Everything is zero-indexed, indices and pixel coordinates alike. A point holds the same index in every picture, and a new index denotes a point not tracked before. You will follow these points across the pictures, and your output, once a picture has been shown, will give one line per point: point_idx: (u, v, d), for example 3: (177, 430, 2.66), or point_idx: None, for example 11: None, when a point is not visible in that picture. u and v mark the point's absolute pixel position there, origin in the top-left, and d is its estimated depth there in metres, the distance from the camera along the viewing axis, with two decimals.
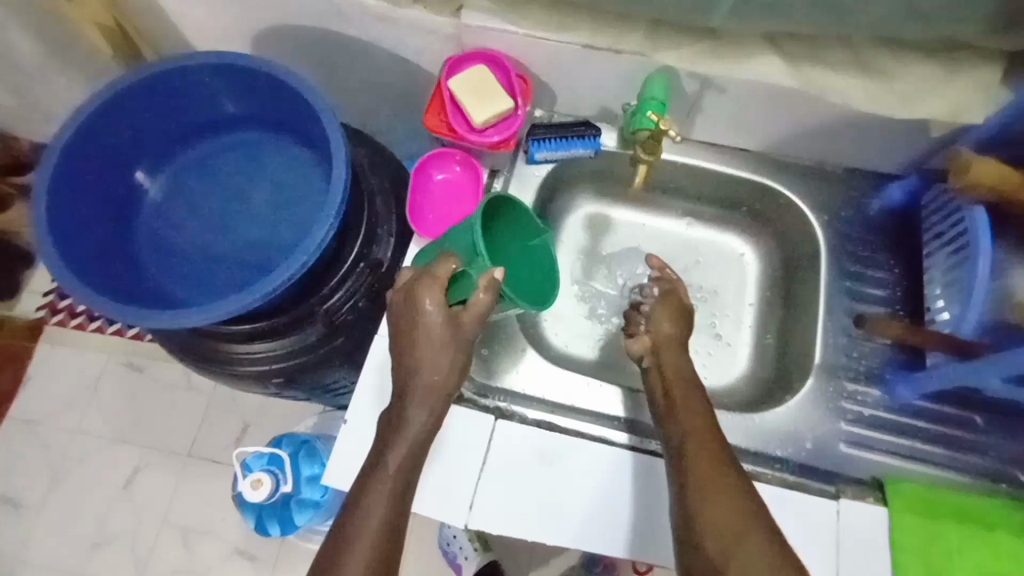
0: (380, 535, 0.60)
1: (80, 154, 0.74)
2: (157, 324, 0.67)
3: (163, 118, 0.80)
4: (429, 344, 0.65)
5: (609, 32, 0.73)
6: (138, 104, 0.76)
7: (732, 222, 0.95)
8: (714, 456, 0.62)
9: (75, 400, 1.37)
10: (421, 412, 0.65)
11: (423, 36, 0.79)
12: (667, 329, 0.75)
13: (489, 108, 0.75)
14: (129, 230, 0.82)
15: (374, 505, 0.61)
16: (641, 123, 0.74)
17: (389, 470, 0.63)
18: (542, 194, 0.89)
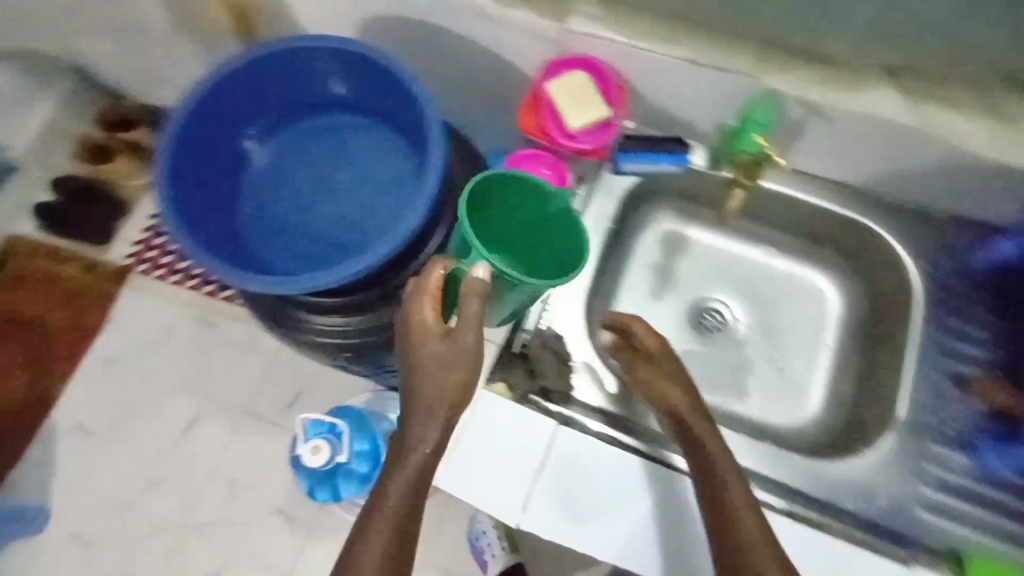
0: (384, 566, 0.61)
1: (199, 119, 0.78)
2: (248, 287, 0.70)
3: (278, 93, 0.84)
4: (427, 360, 0.61)
5: (717, 49, 0.70)
6: (256, 78, 0.80)
7: (818, 258, 0.90)
8: (736, 486, 0.64)
9: (149, 345, 1.46)
10: (424, 432, 0.61)
11: (526, 38, 0.79)
12: (677, 396, 0.71)
13: (586, 116, 0.75)
14: (234, 195, 0.86)
15: (377, 538, 0.61)
16: (744, 146, 0.72)
17: (391, 499, 0.61)
18: (623, 207, 0.87)
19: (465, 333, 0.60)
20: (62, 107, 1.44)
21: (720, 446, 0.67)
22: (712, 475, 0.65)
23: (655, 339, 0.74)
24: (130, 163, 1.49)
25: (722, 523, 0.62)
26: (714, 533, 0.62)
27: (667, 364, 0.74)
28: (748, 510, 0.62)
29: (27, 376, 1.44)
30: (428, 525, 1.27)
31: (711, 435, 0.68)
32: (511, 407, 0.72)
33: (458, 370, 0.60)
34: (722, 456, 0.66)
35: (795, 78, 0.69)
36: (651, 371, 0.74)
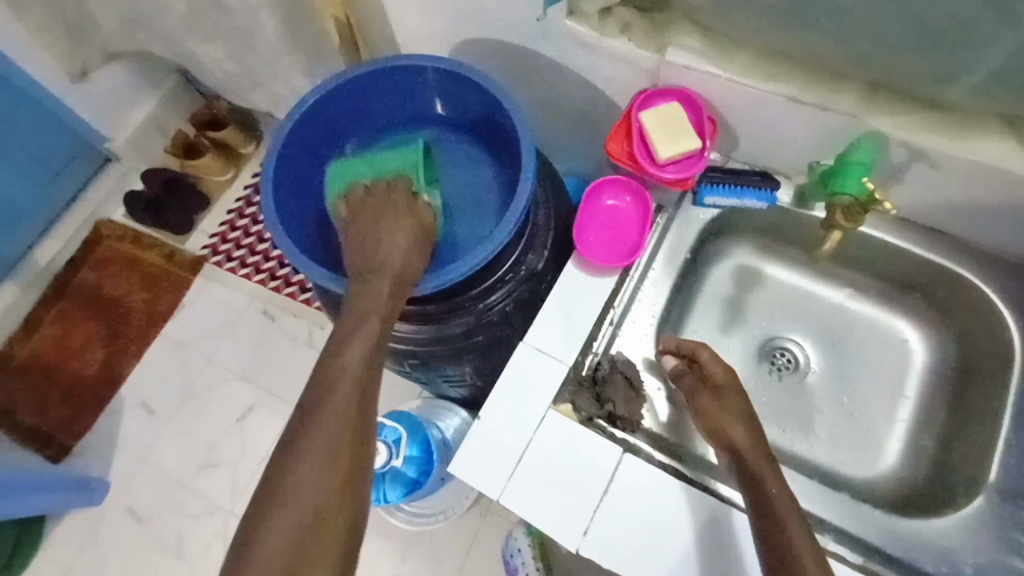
0: (344, 430, 0.59)
1: (306, 129, 0.84)
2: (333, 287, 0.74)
3: (378, 108, 0.89)
4: (389, 228, 0.73)
5: (819, 89, 0.71)
6: (364, 89, 0.85)
7: (903, 305, 0.87)
8: (801, 533, 0.59)
9: (216, 332, 1.53)
10: (380, 292, 0.68)
11: (619, 65, 0.81)
12: (735, 430, 0.70)
13: (676, 145, 0.75)
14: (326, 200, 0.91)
15: (337, 392, 0.61)
16: (851, 187, 0.71)
17: (351, 355, 0.63)
18: (702, 238, 0.86)
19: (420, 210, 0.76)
20: (164, 106, 1.55)
21: (782, 484, 0.64)
22: (775, 522, 0.60)
23: (719, 367, 0.74)
24: (215, 161, 1.55)
25: (779, 565, 0.57)
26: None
27: (730, 398, 0.72)
28: (812, 553, 0.57)
29: (103, 352, 1.52)
30: (464, 538, 1.26)
31: (773, 474, 0.65)
32: (577, 429, 0.72)
33: (416, 240, 0.73)
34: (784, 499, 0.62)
35: (903, 121, 0.69)
36: (712, 403, 0.73)
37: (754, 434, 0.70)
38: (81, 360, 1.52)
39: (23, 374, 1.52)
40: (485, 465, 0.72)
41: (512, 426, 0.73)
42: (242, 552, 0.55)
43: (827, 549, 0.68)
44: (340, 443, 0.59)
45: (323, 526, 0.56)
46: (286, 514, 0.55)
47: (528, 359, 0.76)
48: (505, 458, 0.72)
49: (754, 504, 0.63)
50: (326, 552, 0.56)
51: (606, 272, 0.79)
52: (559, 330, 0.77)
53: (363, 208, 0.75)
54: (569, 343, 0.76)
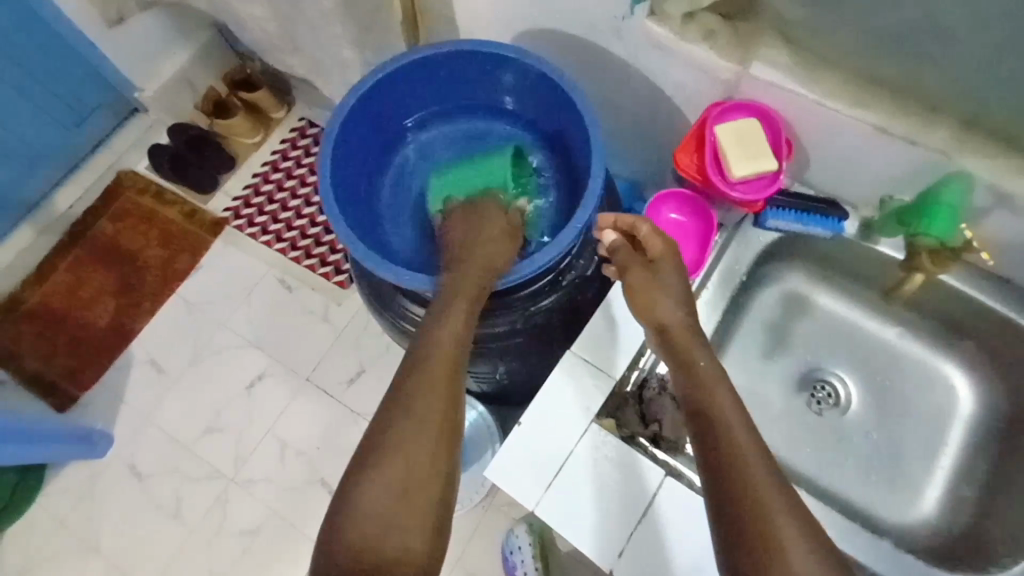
0: (445, 392, 0.60)
1: (368, 105, 0.82)
2: (382, 273, 0.73)
3: (442, 92, 0.87)
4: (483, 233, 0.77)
5: (910, 120, 0.68)
6: (437, 71, 0.83)
7: (952, 348, 0.84)
8: (748, 443, 0.54)
9: (232, 296, 1.50)
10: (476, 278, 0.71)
11: (694, 74, 0.78)
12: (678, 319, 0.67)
13: (750, 164, 0.72)
14: (375, 182, 0.89)
15: (437, 355, 0.63)
16: (952, 236, 0.70)
17: (452, 323, 0.66)
18: (758, 259, 0.83)
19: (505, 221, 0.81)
20: (198, 60, 1.51)
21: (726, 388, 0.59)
22: (711, 426, 0.56)
23: (658, 240, 0.71)
24: (243, 123, 1.52)
25: (723, 478, 0.52)
26: (713, 484, 0.53)
27: (664, 278, 0.70)
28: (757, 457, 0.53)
29: (116, 306, 1.50)
30: (464, 532, 1.24)
31: (717, 377, 0.60)
32: (619, 445, 0.70)
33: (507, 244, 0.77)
34: (729, 404, 0.58)
35: (995, 164, 0.66)
36: (644, 278, 0.70)
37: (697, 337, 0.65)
38: (92, 311, 1.50)
39: (33, 320, 1.50)
40: (521, 473, 0.70)
41: (552, 436, 0.71)
42: (338, 508, 0.54)
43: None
44: (436, 404, 0.59)
45: (422, 484, 0.55)
46: (382, 478, 0.54)
47: (574, 369, 0.73)
48: (544, 469, 0.70)
49: (700, 409, 0.58)
50: (416, 519, 0.53)
51: None
52: (608, 342, 0.74)
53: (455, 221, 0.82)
54: (616, 357, 0.74)
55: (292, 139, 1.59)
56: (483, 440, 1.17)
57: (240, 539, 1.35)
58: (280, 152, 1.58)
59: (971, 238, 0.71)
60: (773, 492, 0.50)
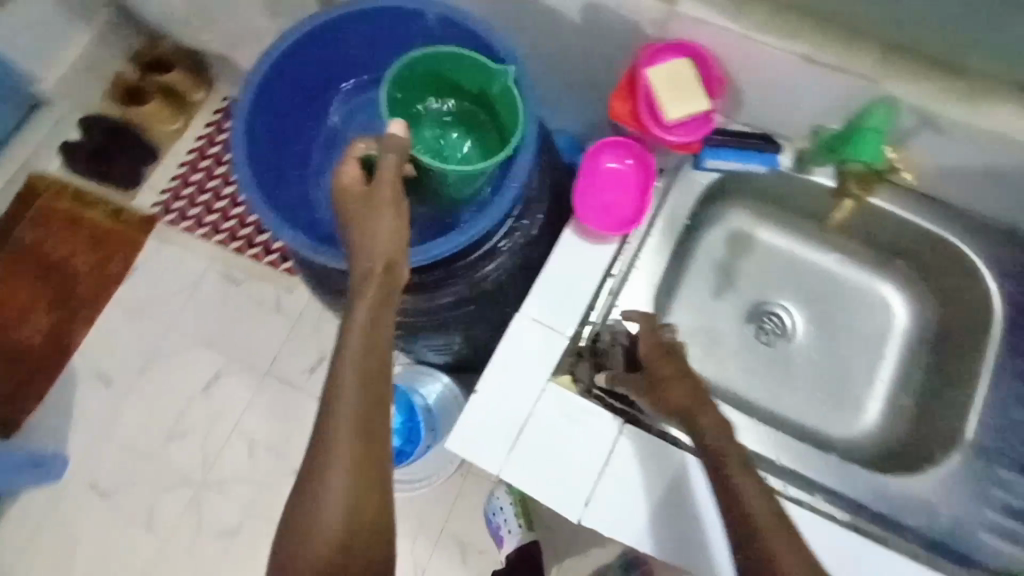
0: (358, 461, 0.55)
1: (282, 73, 0.76)
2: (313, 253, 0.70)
3: (362, 54, 0.82)
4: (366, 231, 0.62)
5: (837, 48, 0.67)
6: (353, 32, 0.78)
7: (888, 269, 0.88)
8: (777, 535, 0.51)
9: (174, 295, 1.43)
10: (368, 308, 0.59)
11: (623, 17, 0.75)
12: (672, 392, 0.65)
13: (685, 104, 0.72)
14: (301, 156, 0.84)
15: (340, 423, 0.55)
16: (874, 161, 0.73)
17: (350, 375, 0.56)
18: (700, 202, 0.84)
19: (382, 199, 0.63)
20: (100, 44, 1.38)
21: (756, 478, 0.56)
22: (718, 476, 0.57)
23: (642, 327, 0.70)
24: (160, 109, 1.42)
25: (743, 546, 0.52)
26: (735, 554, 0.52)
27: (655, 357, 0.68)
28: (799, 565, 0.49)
29: (48, 320, 1.41)
30: (443, 504, 1.23)
31: (745, 468, 0.57)
32: (577, 400, 0.71)
33: (400, 230, 0.62)
34: (763, 503, 0.54)
35: (920, 88, 0.66)
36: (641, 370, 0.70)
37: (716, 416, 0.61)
38: (23, 329, 1.40)
39: None
40: (482, 440, 0.70)
41: (510, 400, 0.71)
42: None
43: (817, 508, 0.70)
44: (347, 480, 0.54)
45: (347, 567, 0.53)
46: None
47: (526, 331, 0.73)
48: (504, 434, 0.70)
49: (729, 509, 0.54)
50: None
51: (606, 239, 0.76)
52: (558, 300, 0.74)
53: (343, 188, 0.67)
54: (567, 314, 0.73)
55: (216, 123, 1.48)
56: (453, 411, 1.17)
57: (218, 541, 1.33)
58: (206, 138, 1.48)
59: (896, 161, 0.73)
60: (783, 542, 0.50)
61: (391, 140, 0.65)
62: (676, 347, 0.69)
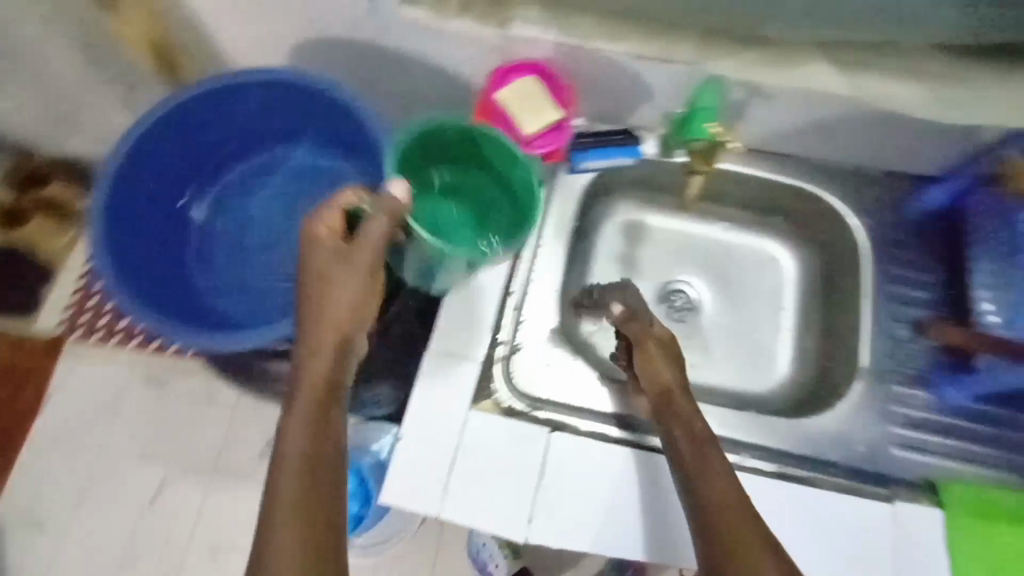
0: (302, 527, 0.52)
1: (125, 181, 0.74)
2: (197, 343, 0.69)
3: (206, 139, 0.81)
4: (318, 294, 0.62)
5: (657, 41, 0.71)
6: (198, 114, 0.77)
7: (769, 226, 0.94)
8: (749, 530, 0.56)
9: (97, 413, 1.34)
10: (323, 362, 0.59)
11: (467, 47, 0.78)
12: (667, 376, 0.69)
13: (538, 120, 0.76)
14: (178, 257, 0.82)
15: (284, 480, 0.54)
16: (697, 133, 0.75)
17: (295, 431, 0.56)
18: (583, 203, 0.88)
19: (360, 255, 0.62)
20: None
21: (731, 488, 0.59)
22: (693, 467, 0.61)
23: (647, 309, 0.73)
24: (44, 225, 1.33)
25: (710, 533, 0.56)
26: (703, 543, 0.57)
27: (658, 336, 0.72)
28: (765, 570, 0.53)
29: None
30: (426, 557, 1.20)
31: (720, 476, 0.60)
32: (501, 422, 0.72)
33: (354, 288, 0.62)
34: (732, 511, 0.57)
35: (737, 64, 0.71)
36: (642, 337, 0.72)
37: (686, 431, 0.64)
38: None
39: None
40: (415, 484, 0.70)
41: (435, 438, 0.71)
42: None
43: (742, 466, 0.73)
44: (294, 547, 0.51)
45: None
46: None
47: (437, 366, 0.74)
48: (435, 474, 0.70)
49: (701, 511, 0.58)
50: None
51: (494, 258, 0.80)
52: (462, 329, 0.75)
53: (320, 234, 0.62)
54: (475, 341, 0.75)
55: None
56: None
57: None
58: None
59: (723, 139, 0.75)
60: (753, 534, 0.55)
61: (382, 202, 0.62)
62: (641, 310, 0.74)
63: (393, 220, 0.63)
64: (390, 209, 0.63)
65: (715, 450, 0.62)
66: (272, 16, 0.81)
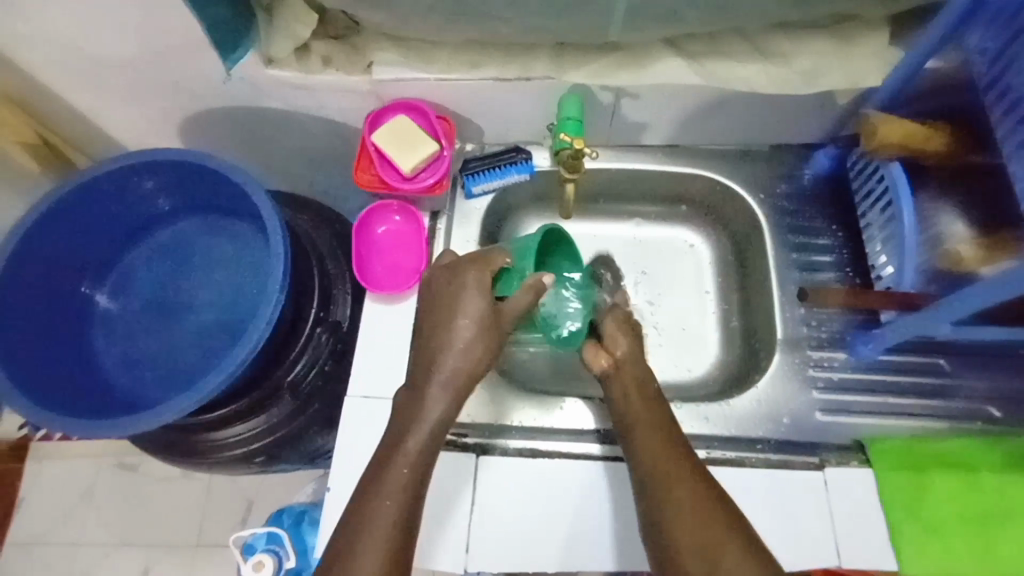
0: (401, 504, 0.58)
1: (15, 291, 0.74)
2: (102, 432, 0.68)
3: (93, 234, 0.81)
4: (446, 337, 0.65)
5: (516, 64, 0.74)
6: (82, 207, 0.77)
7: (677, 217, 0.94)
8: (702, 498, 0.57)
9: (64, 512, 1.25)
10: (444, 382, 0.64)
11: (342, 97, 0.80)
12: (623, 345, 0.71)
13: (415, 155, 0.76)
14: (89, 354, 0.80)
15: (387, 503, 0.58)
16: (557, 144, 0.73)
17: (410, 461, 0.60)
18: (488, 225, 0.89)
19: (505, 311, 0.67)
20: None
21: (662, 440, 0.62)
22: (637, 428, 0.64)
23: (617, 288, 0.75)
24: None
25: (659, 496, 0.58)
26: (645, 504, 0.59)
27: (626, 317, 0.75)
28: (699, 507, 0.57)
29: None
30: None
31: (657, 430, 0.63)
32: None
33: (479, 343, 0.65)
34: (670, 458, 0.60)
35: (593, 72, 0.73)
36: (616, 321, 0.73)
37: (636, 390, 0.66)
38: None
39: None
40: None
41: None
42: None
43: None
44: (390, 515, 0.57)
45: None
46: None
47: (358, 412, 0.75)
48: None
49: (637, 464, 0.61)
50: None
51: (402, 296, 0.80)
52: (378, 372, 0.77)
53: (470, 267, 0.68)
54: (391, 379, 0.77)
55: None
56: None
57: None
58: None
59: (579, 147, 0.72)
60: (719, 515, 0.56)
61: (534, 283, 0.67)
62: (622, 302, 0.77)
63: (534, 296, 0.68)
64: (536, 286, 0.67)
65: (661, 408, 0.65)
66: (150, 98, 0.83)
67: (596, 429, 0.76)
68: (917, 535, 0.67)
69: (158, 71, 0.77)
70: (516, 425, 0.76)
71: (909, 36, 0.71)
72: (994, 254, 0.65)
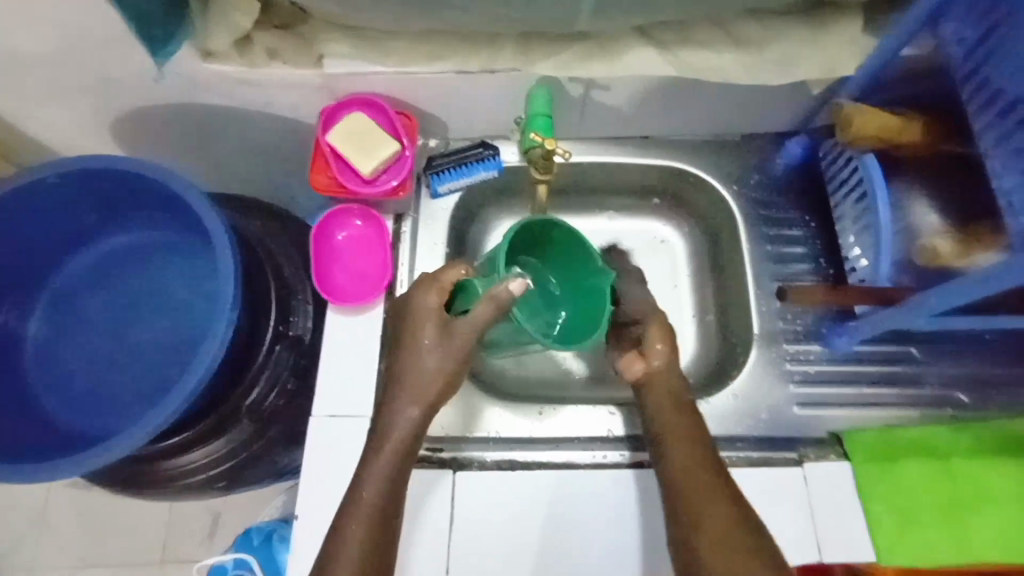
0: (369, 530, 0.58)
1: None
2: (36, 478, 0.62)
3: (15, 258, 0.73)
4: (411, 354, 0.64)
5: (479, 55, 0.70)
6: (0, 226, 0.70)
7: (651, 209, 0.91)
8: (727, 520, 0.58)
9: (13, 537, 1.16)
10: (408, 403, 0.63)
11: (291, 92, 0.73)
12: (663, 355, 0.67)
13: (375, 156, 0.71)
14: (19, 386, 0.73)
15: (354, 529, 0.58)
16: (526, 143, 0.69)
17: (375, 486, 0.60)
18: (456, 226, 0.85)
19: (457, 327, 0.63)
20: None
21: (700, 461, 0.62)
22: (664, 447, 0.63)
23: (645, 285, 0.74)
24: None
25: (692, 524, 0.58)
26: (675, 525, 0.59)
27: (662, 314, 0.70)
28: (732, 532, 0.57)
29: None
30: None
31: (689, 448, 0.62)
32: None
33: (440, 360, 0.63)
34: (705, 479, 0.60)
35: (562, 63, 0.69)
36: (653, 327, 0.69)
37: (673, 403, 0.65)
38: None
39: None
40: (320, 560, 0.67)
41: (335, 507, 0.68)
42: None
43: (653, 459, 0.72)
44: (358, 541, 0.57)
45: None
46: None
47: (326, 431, 0.71)
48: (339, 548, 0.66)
49: (671, 479, 0.61)
50: None
51: (367, 307, 0.75)
52: (346, 387, 0.73)
53: (427, 291, 0.65)
54: (359, 396, 0.72)
55: None
56: None
57: None
58: None
59: (550, 147, 0.68)
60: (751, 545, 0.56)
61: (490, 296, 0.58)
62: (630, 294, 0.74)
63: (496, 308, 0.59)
64: (496, 298, 0.59)
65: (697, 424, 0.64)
66: (74, 96, 0.74)
67: (578, 437, 0.75)
68: (894, 525, 0.68)
69: (81, 67, 0.69)
70: (492, 436, 0.75)
71: (884, 22, 0.69)
72: (970, 248, 0.65)
